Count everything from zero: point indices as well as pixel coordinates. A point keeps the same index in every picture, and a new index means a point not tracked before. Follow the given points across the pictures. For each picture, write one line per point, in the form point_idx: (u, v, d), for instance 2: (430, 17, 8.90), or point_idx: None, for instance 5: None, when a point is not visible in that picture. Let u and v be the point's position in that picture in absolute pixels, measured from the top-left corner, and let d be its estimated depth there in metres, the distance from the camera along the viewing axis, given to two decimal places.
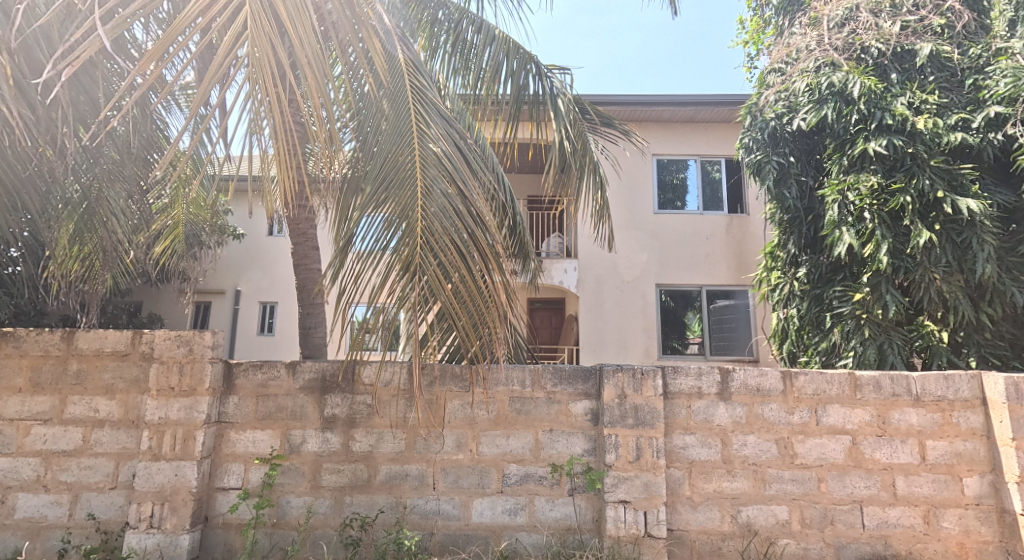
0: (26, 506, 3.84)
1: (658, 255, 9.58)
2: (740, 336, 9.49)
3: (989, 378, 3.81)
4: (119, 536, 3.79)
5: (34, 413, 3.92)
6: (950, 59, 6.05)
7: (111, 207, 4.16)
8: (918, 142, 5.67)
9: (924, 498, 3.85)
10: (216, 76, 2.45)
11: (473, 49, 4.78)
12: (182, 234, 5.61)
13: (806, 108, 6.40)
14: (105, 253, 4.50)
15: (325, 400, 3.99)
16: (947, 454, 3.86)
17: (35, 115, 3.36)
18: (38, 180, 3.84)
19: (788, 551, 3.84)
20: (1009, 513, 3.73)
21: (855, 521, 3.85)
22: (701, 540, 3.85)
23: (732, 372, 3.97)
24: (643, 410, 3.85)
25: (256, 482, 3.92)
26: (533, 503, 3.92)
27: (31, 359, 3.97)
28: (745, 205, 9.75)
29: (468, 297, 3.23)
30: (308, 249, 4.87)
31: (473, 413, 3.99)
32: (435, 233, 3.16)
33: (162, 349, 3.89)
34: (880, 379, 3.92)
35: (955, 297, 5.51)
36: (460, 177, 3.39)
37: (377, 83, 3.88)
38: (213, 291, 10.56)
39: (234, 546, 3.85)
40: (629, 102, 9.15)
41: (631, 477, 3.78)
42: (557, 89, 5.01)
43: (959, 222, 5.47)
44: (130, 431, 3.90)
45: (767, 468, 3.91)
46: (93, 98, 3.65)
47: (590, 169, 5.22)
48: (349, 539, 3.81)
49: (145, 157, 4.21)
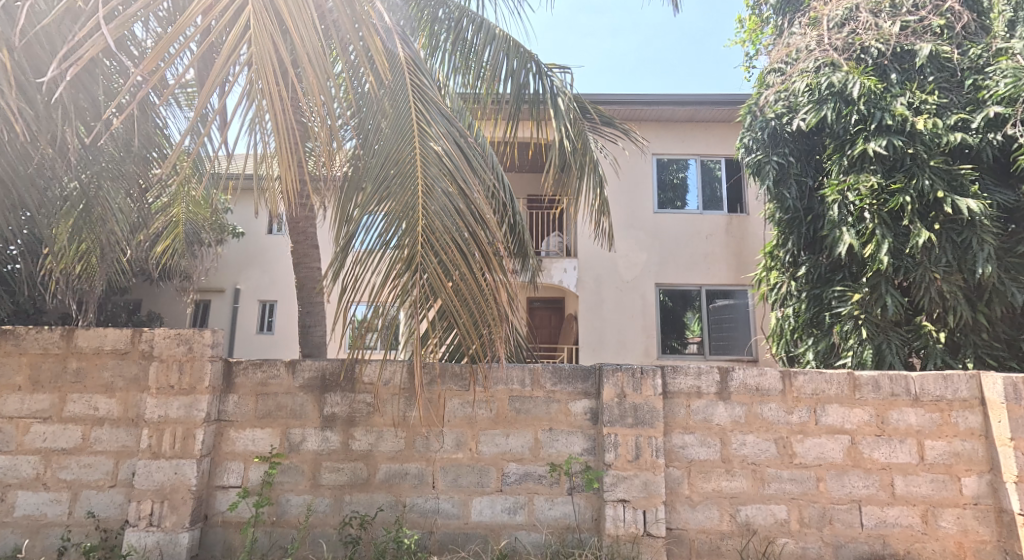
0: (26, 504, 3.84)
1: (658, 254, 9.58)
2: (740, 335, 9.50)
3: (987, 378, 3.82)
4: (119, 534, 3.80)
5: (33, 411, 3.92)
6: (950, 59, 6.05)
7: (109, 205, 4.16)
8: (918, 142, 5.68)
9: (922, 498, 3.86)
10: (218, 79, 2.40)
11: (473, 48, 4.78)
12: (182, 233, 5.61)
13: (805, 108, 6.40)
14: (105, 252, 4.50)
15: (325, 399, 3.99)
16: (946, 454, 3.87)
17: (35, 112, 3.37)
18: (39, 178, 3.84)
19: (786, 551, 3.85)
20: (1006, 513, 3.74)
21: (854, 520, 3.86)
22: (699, 539, 3.86)
23: (732, 372, 3.97)
24: (642, 410, 3.85)
25: (255, 480, 3.92)
26: (532, 502, 3.92)
27: (30, 357, 3.97)
28: (745, 205, 9.76)
29: (469, 295, 3.24)
30: (308, 247, 4.87)
31: (473, 412, 4.00)
32: (435, 232, 3.17)
33: (162, 347, 3.89)
34: (878, 379, 3.93)
35: (954, 297, 5.52)
36: (461, 176, 3.39)
37: (377, 82, 3.88)
38: (213, 290, 10.56)
39: (233, 544, 3.85)
40: (629, 101, 9.15)
41: (630, 476, 3.79)
42: (557, 89, 5.02)
43: (959, 222, 5.48)
44: (129, 429, 3.90)
45: (766, 467, 3.92)
46: (93, 95, 3.65)
47: (590, 168, 5.22)
48: (349, 538, 3.82)
49: (145, 155, 4.21)
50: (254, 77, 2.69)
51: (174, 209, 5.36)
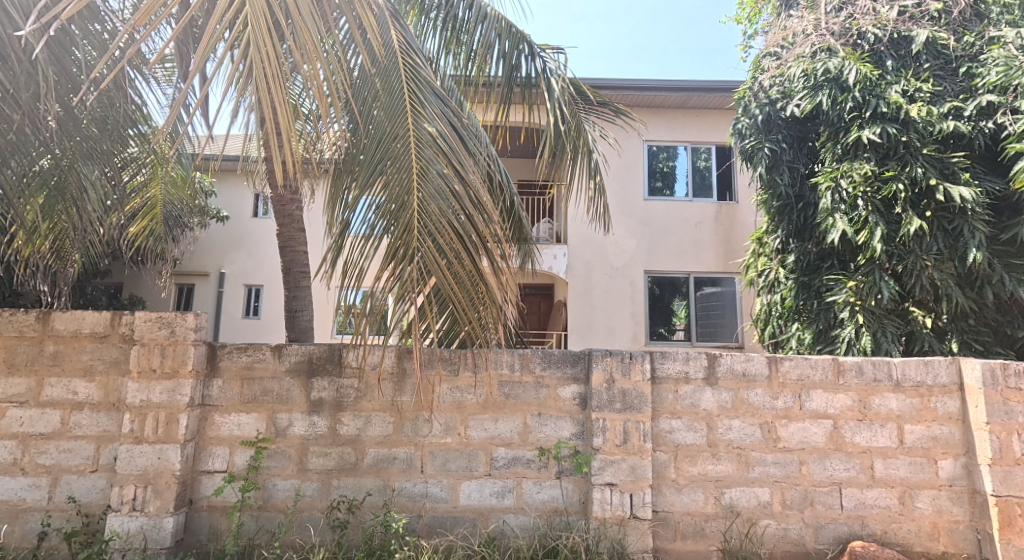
0: (3, 489, 3.76)
1: (647, 240, 9.60)
2: (727, 323, 9.61)
3: (967, 363, 3.90)
4: (101, 519, 3.74)
5: (9, 395, 3.81)
6: (946, 46, 6.08)
7: (81, 182, 3.95)
8: (911, 131, 5.72)
9: (900, 480, 3.95)
10: (204, 56, 2.35)
11: (465, 25, 4.66)
12: (161, 214, 5.49)
13: (800, 94, 6.38)
14: (75, 233, 4.30)
15: (312, 383, 3.94)
16: (924, 438, 3.96)
17: (11, 69, 3.19)
18: (8, 155, 3.53)
19: (768, 532, 3.92)
20: (980, 495, 3.85)
21: (834, 503, 3.94)
22: (685, 522, 3.91)
23: (719, 357, 4.01)
24: (631, 395, 3.87)
25: (241, 465, 3.88)
26: (521, 486, 3.94)
27: (5, 339, 3.86)
28: (734, 192, 9.81)
29: (464, 279, 3.15)
30: (294, 231, 4.77)
31: (462, 397, 3.99)
32: (431, 215, 3.10)
33: (144, 330, 3.80)
34: (861, 364, 4.00)
35: (946, 285, 5.58)
36: (456, 158, 3.30)
37: (369, 59, 3.72)
38: (197, 273, 10.37)
39: (219, 529, 3.83)
40: (623, 85, 9.06)
41: (618, 460, 3.82)
42: (552, 71, 4.85)
43: (950, 210, 5.58)
44: (110, 413, 3.82)
45: (751, 451, 3.97)
46: (66, 69, 3.46)
47: (584, 151, 5.15)
48: (336, 522, 3.82)
49: (122, 133, 4.07)
50: (243, 40, 2.59)
51: (152, 188, 5.22)
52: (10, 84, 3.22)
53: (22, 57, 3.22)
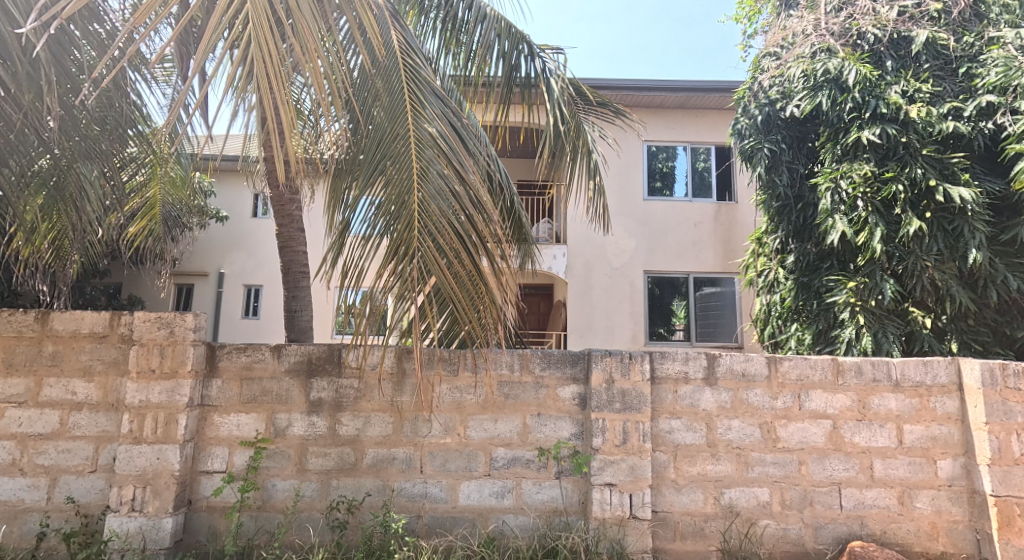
0: (1, 490, 3.75)
1: (647, 240, 9.60)
2: (727, 324, 9.60)
3: (966, 363, 3.90)
4: (100, 520, 3.73)
5: (8, 395, 3.81)
6: (946, 47, 6.09)
7: (81, 182, 3.94)
8: (911, 131, 5.73)
9: (899, 480, 3.96)
10: (204, 55, 2.36)
11: (464, 25, 4.66)
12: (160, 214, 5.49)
13: (800, 94, 6.38)
14: (74, 233, 4.29)
15: (311, 384, 3.94)
16: (924, 438, 3.96)
17: (13, 68, 3.19)
18: (7, 155, 3.54)
19: (767, 532, 3.92)
20: (979, 495, 3.85)
21: (833, 502, 3.95)
22: (684, 522, 3.91)
23: (719, 357, 4.01)
24: (631, 395, 3.87)
25: (240, 465, 3.87)
26: (520, 486, 3.94)
27: (4, 340, 3.85)
28: (733, 192, 9.81)
29: (465, 279, 3.15)
30: (294, 230, 4.76)
31: (462, 397, 3.99)
32: (432, 215, 3.10)
33: (143, 330, 3.80)
34: (860, 364, 4.00)
35: (947, 285, 5.58)
36: (456, 158, 3.30)
37: (369, 59, 3.72)
38: (196, 273, 10.36)
39: (218, 529, 3.82)
40: (623, 85, 9.06)
41: (618, 460, 3.82)
42: (552, 71, 4.85)
43: (950, 210, 5.59)
44: (109, 413, 3.81)
45: (750, 451, 3.98)
46: (65, 69, 3.45)
47: (584, 151, 5.16)
48: (336, 522, 3.82)
49: (121, 133, 4.06)
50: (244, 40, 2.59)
51: (152, 188, 5.21)
52: (10, 84, 3.23)
53: (22, 57, 3.22)
